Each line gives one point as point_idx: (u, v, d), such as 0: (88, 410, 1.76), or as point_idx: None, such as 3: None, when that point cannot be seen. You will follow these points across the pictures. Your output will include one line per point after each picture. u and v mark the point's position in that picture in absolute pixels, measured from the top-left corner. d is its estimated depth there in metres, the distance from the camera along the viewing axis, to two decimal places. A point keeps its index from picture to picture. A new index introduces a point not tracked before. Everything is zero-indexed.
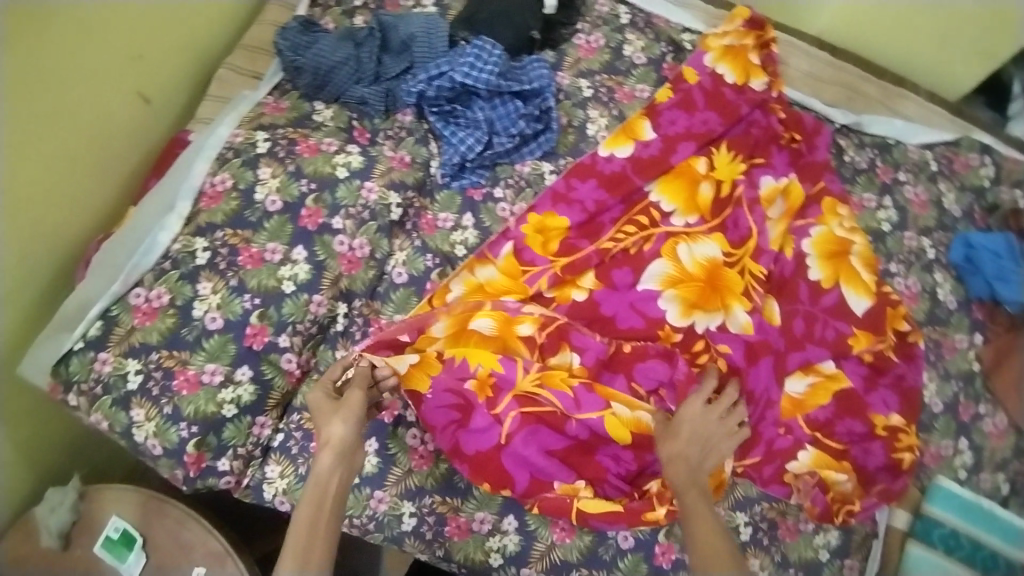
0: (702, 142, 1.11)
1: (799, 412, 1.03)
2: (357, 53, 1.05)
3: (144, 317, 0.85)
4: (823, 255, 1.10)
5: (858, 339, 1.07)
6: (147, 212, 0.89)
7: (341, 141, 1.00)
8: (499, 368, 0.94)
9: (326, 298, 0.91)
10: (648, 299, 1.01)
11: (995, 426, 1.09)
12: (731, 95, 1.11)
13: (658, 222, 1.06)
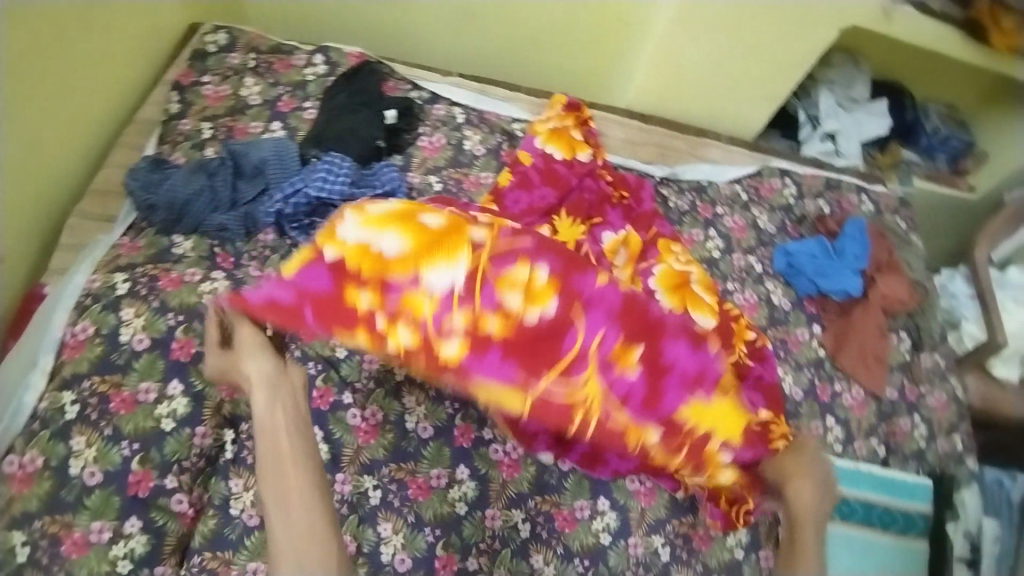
0: (544, 213, 1.27)
1: None
2: (210, 184, 1.18)
3: (19, 485, 0.94)
4: (669, 289, 1.21)
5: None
6: (12, 374, 1.01)
7: (204, 270, 1.14)
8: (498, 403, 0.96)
9: (209, 428, 1.03)
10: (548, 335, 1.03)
11: (853, 399, 1.29)
12: (562, 170, 1.31)
13: None
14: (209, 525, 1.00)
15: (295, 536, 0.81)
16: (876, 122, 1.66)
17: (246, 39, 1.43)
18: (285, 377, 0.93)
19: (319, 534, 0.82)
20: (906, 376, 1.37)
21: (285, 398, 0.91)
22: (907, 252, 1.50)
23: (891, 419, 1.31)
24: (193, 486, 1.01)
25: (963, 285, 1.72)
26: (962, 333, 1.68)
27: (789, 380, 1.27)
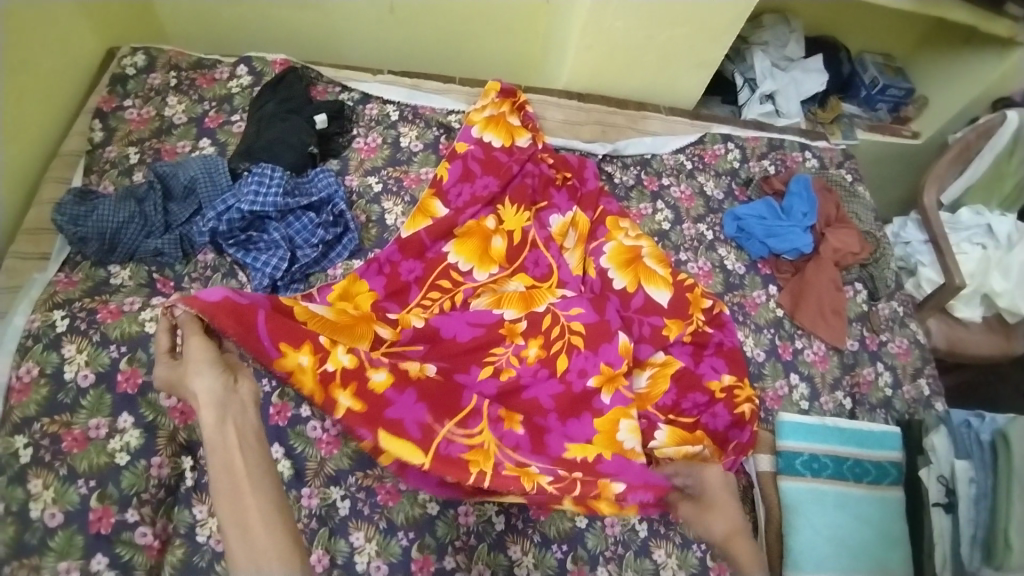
0: (488, 203, 1.27)
1: (649, 404, 1.13)
2: (141, 209, 1.15)
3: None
4: (621, 265, 1.24)
5: (671, 329, 1.20)
6: None
7: (143, 297, 1.10)
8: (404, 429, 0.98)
9: (165, 458, 0.99)
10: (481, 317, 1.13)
11: (815, 354, 1.30)
12: (502, 157, 1.31)
13: (460, 281, 1.19)
14: (177, 555, 0.95)
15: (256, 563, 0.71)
16: (813, 79, 1.68)
17: (166, 58, 1.39)
18: (234, 394, 0.81)
19: (286, 564, 0.71)
20: (865, 326, 1.38)
21: (242, 416, 0.80)
22: (855, 204, 1.51)
23: (855, 369, 1.32)
24: (157, 518, 0.97)
25: (917, 231, 1.72)
26: (920, 278, 1.68)
27: (749, 342, 1.28)
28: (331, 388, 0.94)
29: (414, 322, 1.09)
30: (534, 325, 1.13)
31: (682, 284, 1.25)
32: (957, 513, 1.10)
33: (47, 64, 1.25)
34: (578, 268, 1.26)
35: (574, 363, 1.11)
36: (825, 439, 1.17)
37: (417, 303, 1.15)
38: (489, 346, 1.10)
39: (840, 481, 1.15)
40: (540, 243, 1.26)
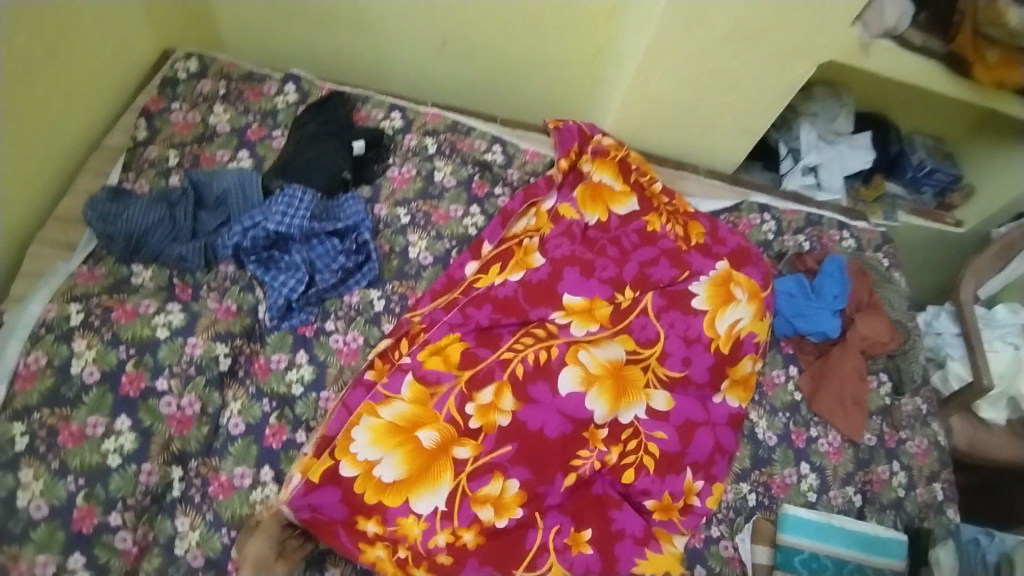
0: (584, 269, 1.22)
1: (723, 344, 1.22)
2: (171, 214, 1.16)
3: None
4: (716, 299, 1.24)
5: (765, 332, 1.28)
6: None
7: (160, 301, 1.09)
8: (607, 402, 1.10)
9: (156, 466, 0.98)
10: (575, 404, 1.07)
11: (829, 445, 1.25)
12: (614, 223, 1.29)
13: (555, 334, 1.14)
14: (154, 563, 0.96)
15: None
16: (860, 154, 1.63)
17: (218, 67, 1.40)
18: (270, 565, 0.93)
19: None
20: (885, 421, 1.33)
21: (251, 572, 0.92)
22: (890, 292, 1.46)
23: (869, 466, 1.26)
24: (139, 523, 0.96)
25: (950, 322, 1.65)
26: (947, 372, 1.62)
27: (759, 425, 1.24)
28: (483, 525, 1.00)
29: (499, 420, 1.05)
30: (615, 432, 1.10)
31: (748, 256, 1.33)
32: None
33: (97, 59, 1.28)
34: (646, 228, 1.30)
35: (639, 482, 1.10)
36: (827, 538, 1.12)
37: (509, 349, 1.11)
38: (577, 445, 1.07)
39: None
40: (620, 220, 1.30)
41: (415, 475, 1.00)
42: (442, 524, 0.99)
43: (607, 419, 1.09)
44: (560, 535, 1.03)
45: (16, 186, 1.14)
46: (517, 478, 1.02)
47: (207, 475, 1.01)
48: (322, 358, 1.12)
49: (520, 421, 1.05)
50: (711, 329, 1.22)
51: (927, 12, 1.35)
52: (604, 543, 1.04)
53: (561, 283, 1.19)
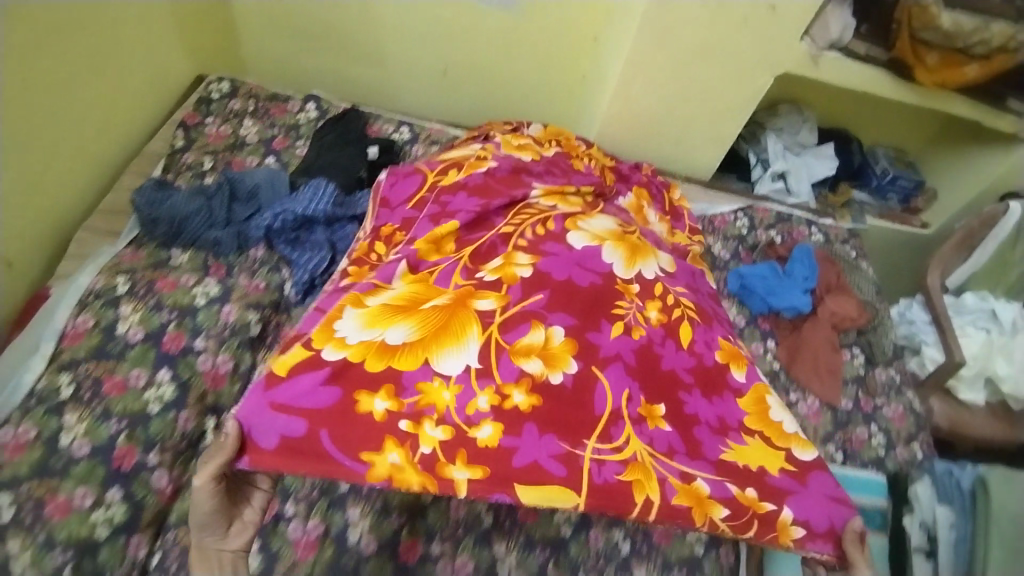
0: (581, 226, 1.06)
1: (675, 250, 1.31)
2: (208, 205, 1.31)
3: (10, 452, 0.98)
4: (635, 214, 1.38)
5: (698, 241, 1.45)
6: (13, 357, 1.08)
7: (198, 277, 1.24)
8: (649, 261, 1.07)
9: (192, 414, 1.09)
10: (591, 257, 1.01)
11: (808, 407, 1.34)
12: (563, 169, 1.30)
13: (549, 210, 1.10)
14: (186, 503, 1.04)
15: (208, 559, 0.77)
16: (824, 163, 1.80)
17: (247, 89, 1.60)
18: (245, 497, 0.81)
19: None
20: (861, 389, 1.41)
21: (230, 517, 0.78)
22: (857, 277, 1.59)
23: (847, 427, 1.34)
24: (174, 465, 1.06)
25: (921, 312, 1.78)
26: (923, 357, 1.72)
27: None
28: (440, 469, 0.79)
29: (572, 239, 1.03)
30: (646, 289, 1.02)
31: (678, 216, 1.51)
32: (935, 559, 1.22)
33: (143, 75, 1.46)
34: (572, 166, 1.37)
35: (695, 336, 1.01)
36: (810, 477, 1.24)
37: (507, 224, 1.06)
38: (613, 295, 0.97)
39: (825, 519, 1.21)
40: (552, 155, 1.36)
41: (433, 335, 0.87)
42: (481, 384, 0.85)
43: (629, 272, 1.03)
44: (633, 403, 0.88)
45: (64, 172, 1.29)
46: (560, 322, 0.90)
47: None
48: None
49: (545, 270, 0.96)
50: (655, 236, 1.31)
51: (869, 23, 1.52)
52: (670, 333, 0.98)
53: (519, 179, 1.19)
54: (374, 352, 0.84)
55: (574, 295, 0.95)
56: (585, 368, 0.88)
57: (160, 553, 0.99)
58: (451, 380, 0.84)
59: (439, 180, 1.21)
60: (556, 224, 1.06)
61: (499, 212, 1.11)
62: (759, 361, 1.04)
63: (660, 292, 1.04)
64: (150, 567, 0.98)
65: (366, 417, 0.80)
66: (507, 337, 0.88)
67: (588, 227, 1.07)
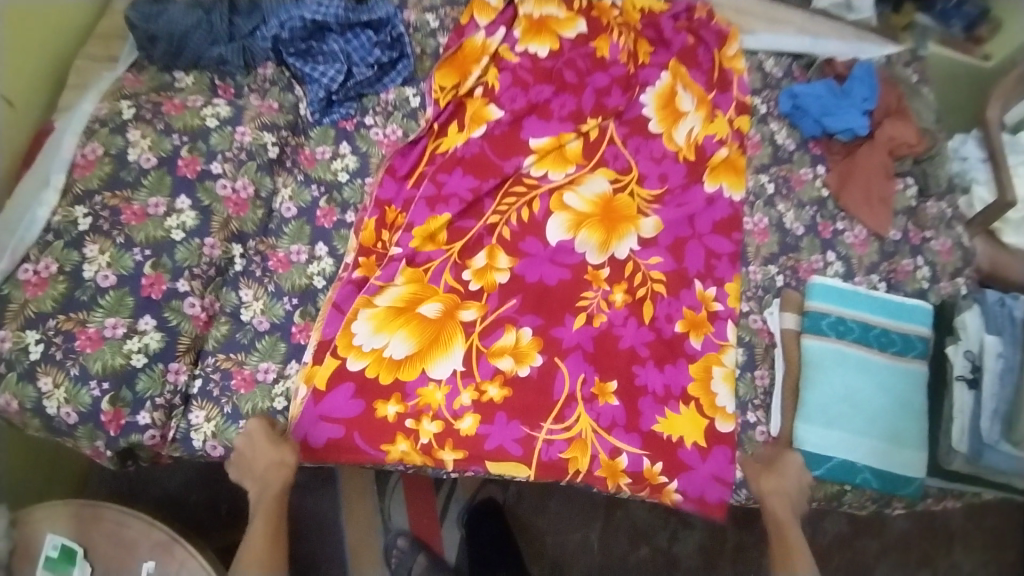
0: (569, 195, 1.17)
1: (696, 157, 1.24)
2: (207, 18, 1.17)
3: (34, 289, 0.98)
4: (661, 107, 1.27)
5: (739, 125, 1.29)
6: (25, 193, 1.03)
7: (206, 98, 1.14)
8: (628, 233, 1.15)
9: (218, 241, 1.07)
10: (565, 250, 1.13)
11: (856, 238, 1.27)
12: (571, 77, 1.26)
13: (536, 185, 1.17)
14: (222, 330, 1.05)
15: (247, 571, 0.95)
16: None
17: None
18: (279, 455, 0.98)
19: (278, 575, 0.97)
20: (911, 221, 1.31)
21: (260, 452, 0.98)
22: (917, 102, 1.40)
23: (894, 258, 1.27)
24: (206, 292, 1.05)
25: (976, 148, 1.66)
26: (972, 196, 1.63)
27: (787, 216, 1.25)
28: (433, 453, 1.01)
29: (554, 222, 1.15)
30: (615, 270, 1.13)
31: (726, 84, 1.32)
32: (980, 389, 1.16)
33: None
34: (594, 53, 1.29)
35: (659, 309, 1.11)
36: (851, 303, 1.12)
37: (494, 213, 1.14)
38: (578, 289, 1.12)
39: (862, 347, 1.11)
40: (570, 44, 1.28)
41: (427, 345, 1.05)
42: (465, 383, 1.03)
43: (601, 259, 1.13)
44: (586, 385, 1.06)
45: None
46: (529, 325, 1.08)
47: (265, 252, 1.10)
48: (365, 149, 1.18)
49: (520, 275, 1.12)
50: (673, 142, 1.25)
51: None
52: (634, 305, 1.11)
53: (522, 131, 1.21)
54: (383, 365, 1.04)
55: (553, 287, 1.12)
56: (548, 364, 1.06)
57: (203, 378, 1.03)
58: (442, 383, 1.03)
59: (440, 136, 1.19)
60: (541, 210, 1.16)
61: (492, 188, 1.16)
62: (724, 320, 1.12)
63: (635, 269, 1.13)
64: (193, 395, 1.02)
65: (383, 420, 1.01)
66: (485, 342, 1.06)
67: (570, 200, 1.17)
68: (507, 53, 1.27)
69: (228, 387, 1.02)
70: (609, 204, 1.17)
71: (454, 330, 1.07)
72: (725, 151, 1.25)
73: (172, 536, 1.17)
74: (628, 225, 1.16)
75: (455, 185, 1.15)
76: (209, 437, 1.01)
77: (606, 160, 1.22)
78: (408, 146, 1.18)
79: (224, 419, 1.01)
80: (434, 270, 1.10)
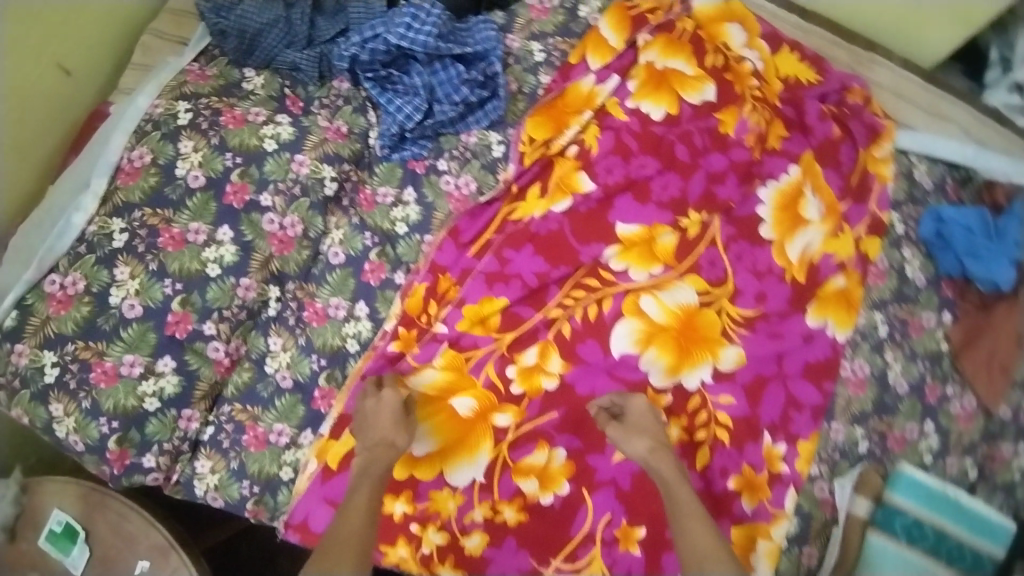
0: (647, 300, 1.01)
1: (806, 280, 1.06)
2: (287, 15, 1.05)
3: (57, 306, 0.92)
4: (780, 209, 1.07)
5: (866, 247, 1.09)
6: (63, 193, 0.96)
7: (270, 111, 1.02)
8: (703, 361, 1.00)
9: (255, 282, 0.98)
10: (627, 365, 1.00)
11: (963, 409, 1.08)
12: (684, 154, 1.07)
13: (612, 282, 1.02)
14: (243, 377, 0.98)
15: (339, 553, 0.79)
16: None
17: None
18: (391, 435, 0.88)
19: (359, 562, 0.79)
20: None
21: (379, 424, 0.89)
22: None
23: (998, 442, 1.08)
24: (233, 336, 0.97)
25: None
26: None
27: (893, 368, 1.07)
28: (433, 566, 0.96)
29: (620, 330, 1.01)
30: (678, 400, 1.00)
31: (865, 191, 1.10)
32: None
33: None
34: (717, 128, 1.08)
35: (714, 459, 0.99)
36: (936, 508, 1.01)
37: (557, 305, 1.01)
38: None
39: (931, 559, 1.00)
40: (691, 113, 1.08)
41: (452, 446, 0.97)
42: (481, 497, 0.96)
43: (665, 384, 0.99)
44: (610, 526, 0.96)
45: None
46: (565, 447, 0.98)
47: (303, 300, 1.01)
48: (432, 199, 1.05)
49: (569, 385, 1.00)
50: (783, 256, 1.06)
51: None
52: (687, 448, 0.99)
53: (611, 211, 1.04)
54: (402, 459, 0.97)
55: None
56: (573, 494, 0.97)
57: (215, 427, 0.97)
58: (458, 492, 0.96)
59: (519, 199, 1.05)
60: (610, 312, 1.01)
61: (562, 275, 1.02)
62: (785, 485, 0.99)
63: (701, 405, 1.00)
64: (203, 442, 0.97)
65: (388, 518, 0.96)
66: (513, 455, 0.97)
67: (646, 305, 1.01)
68: (616, 109, 1.09)
69: (240, 441, 0.96)
70: (691, 320, 1.01)
71: (483, 434, 0.98)
72: (842, 278, 1.06)
73: (171, 543, 1.11)
74: (706, 352, 1.01)
75: (520, 265, 1.02)
76: (212, 487, 0.96)
77: (699, 264, 1.04)
78: (479, 208, 1.04)
79: (229, 474, 0.96)
80: (477, 360, 0.99)
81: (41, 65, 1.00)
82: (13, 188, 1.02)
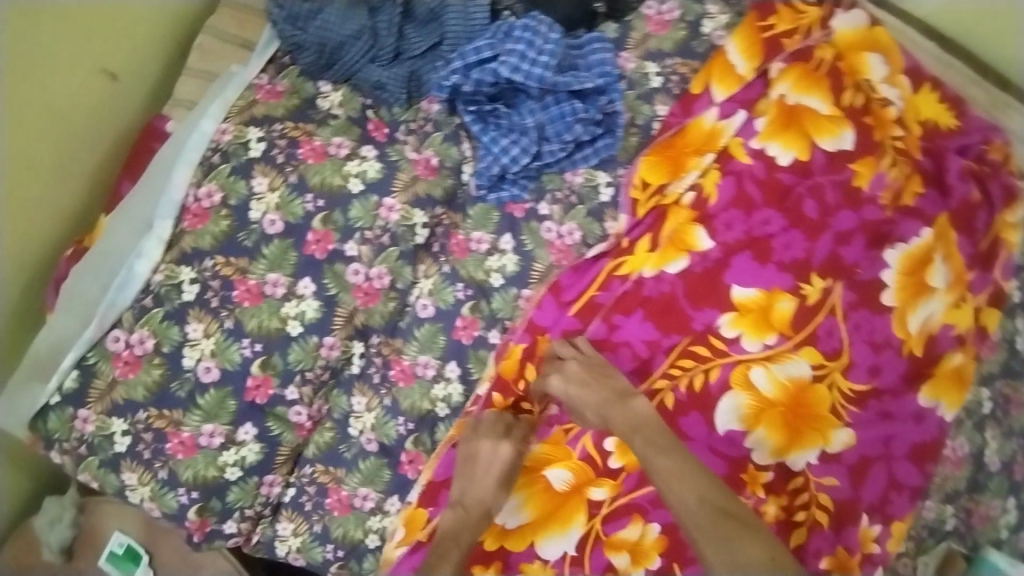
0: (758, 372, 0.93)
1: (924, 353, 0.96)
2: (373, 23, 0.92)
3: (125, 368, 0.85)
4: (907, 273, 0.96)
5: (988, 318, 0.98)
6: (123, 235, 0.86)
7: (353, 141, 0.90)
8: (808, 442, 0.94)
9: (338, 340, 0.89)
10: (729, 441, 0.93)
11: None
12: (814, 211, 0.95)
13: (722, 350, 0.94)
14: (325, 437, 0.91)
15: None
16: None
17: None
18: (493, 498, 0.85)
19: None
20: None
21: (485, 481, 0.86)
22: None
23: None
24: (315, 398, 0.90)
25: None
26: None
27: (989, 447, 0.99)
28: None
29: (727, 402, 0.93)
30: (778, 478, 0.94)
31: (994, 256, 0.99)
32: None
33: None
34: (852, 181, 0.96)
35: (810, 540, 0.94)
36: None
37: (662, 375, 0.94)
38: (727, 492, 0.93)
39: None
40: (825, 162, 0.96)
41: (544, 518, 0.92)
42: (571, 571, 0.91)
43: (767, 462, 0.93)
44: None
45: None
46: (660, 522, 0.91)
47: (388, 356, 0.92)
48: (530, 248, 0.94)
49: None
50: (904, 327, 0.95)
51: None
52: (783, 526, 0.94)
53: (728, 273, 0.94)
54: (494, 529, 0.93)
55: None
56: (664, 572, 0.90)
57: (296, 489, 0.91)
58: (549, 565, 0.92)
59: (627, 254, 0.95)
60: (717, 382, 0.93)
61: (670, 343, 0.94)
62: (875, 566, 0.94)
63: (803, 484, 0.94)
64: (284, 504, 0.92)
65: None
66: (606, 529, 0.91)
67: (757, 377, 0.93)
68: (741, 152, 0.96)
69: (322, 505, 0.91)
70: (801, 396, 0.93)
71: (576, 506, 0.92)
72: (960, 353, 0.97)
73: (237, 566, 0.99)
74: (813, 431, 0.93)
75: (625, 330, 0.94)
76: (293, 548, 0.92)
77: (818, 331, 0.94)
78: (586, 262, 0.95)
79: (312, 537, 0.91)
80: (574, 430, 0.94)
81: (82, 73, 0.84)
82: (56, 218, 0.88)
